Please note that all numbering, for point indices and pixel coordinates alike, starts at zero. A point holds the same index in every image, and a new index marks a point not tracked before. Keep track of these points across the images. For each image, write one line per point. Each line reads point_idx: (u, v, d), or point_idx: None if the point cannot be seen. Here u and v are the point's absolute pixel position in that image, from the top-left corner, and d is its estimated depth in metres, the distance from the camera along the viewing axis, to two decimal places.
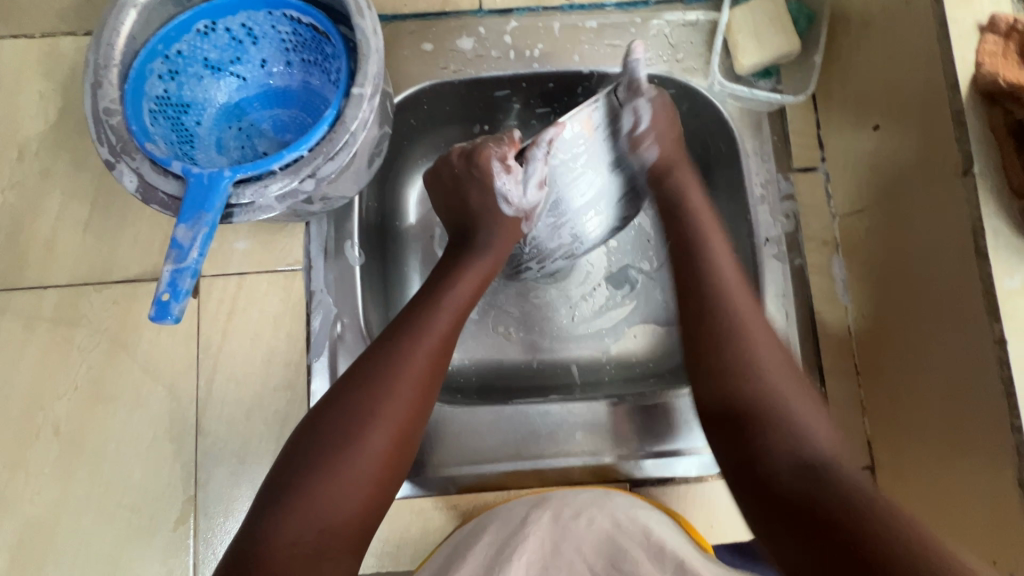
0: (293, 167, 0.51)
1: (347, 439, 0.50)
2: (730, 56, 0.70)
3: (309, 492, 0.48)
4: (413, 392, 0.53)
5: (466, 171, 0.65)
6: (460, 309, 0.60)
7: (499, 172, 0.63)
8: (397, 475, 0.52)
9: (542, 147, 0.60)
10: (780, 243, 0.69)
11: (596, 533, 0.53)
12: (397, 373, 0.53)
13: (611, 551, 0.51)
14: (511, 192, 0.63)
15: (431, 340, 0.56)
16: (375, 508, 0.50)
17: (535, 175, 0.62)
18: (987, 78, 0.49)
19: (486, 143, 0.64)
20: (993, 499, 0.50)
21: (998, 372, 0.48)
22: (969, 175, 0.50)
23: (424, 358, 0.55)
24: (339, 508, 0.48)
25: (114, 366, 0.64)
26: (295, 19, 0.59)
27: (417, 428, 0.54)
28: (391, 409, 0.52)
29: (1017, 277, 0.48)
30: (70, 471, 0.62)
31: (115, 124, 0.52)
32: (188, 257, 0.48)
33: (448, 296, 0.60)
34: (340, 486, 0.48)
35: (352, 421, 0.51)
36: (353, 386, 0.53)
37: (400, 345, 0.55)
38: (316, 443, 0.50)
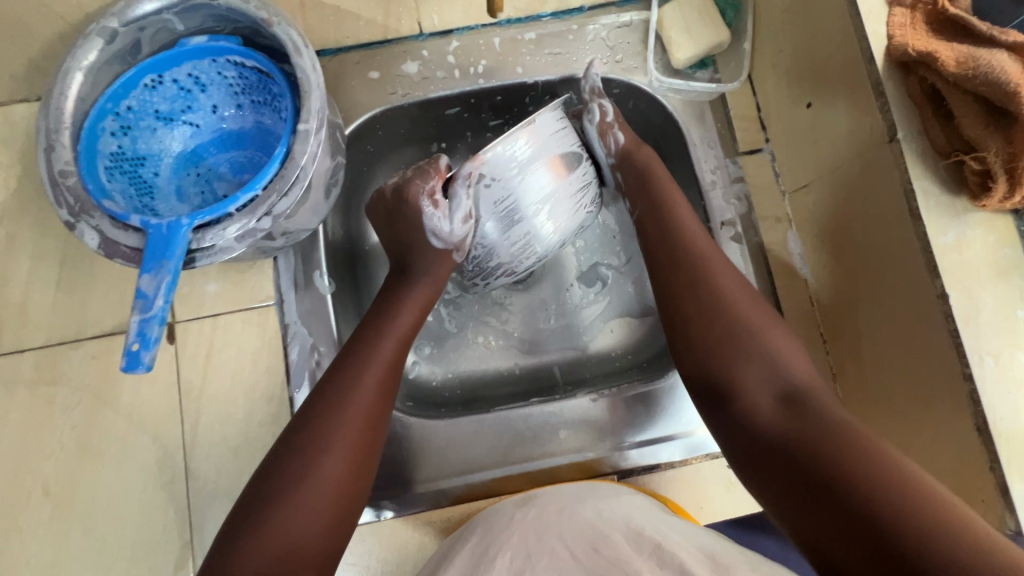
0: (249, 207, 0.53)
1: (300, 471, 0.50)
2: (665, 51, 0.73)
3: (264, 528, 0.47)
4: (360, 420, 0.54)
5: (399, 209, 0.64)
6: (405, 331, 0.61)
7: (428, 208, 0.61)
8: (356, 503, 0.52)
9: (462, 181, 0.59)
10: (735, 224, 0.71)
11: (580, 520, 0.53)
12: (347, 403, 0.54)
13: (593, 535, 0.50)
14: (439, 225, 0.61)
15: (376, 364, 0.57)
16: (334, 535, 0.50)
17: (461, 207, 0.60)
18: (898, 49, 0.52)
19: (414, 181, 0.63)
20: (957, 448, 0.52)
21: (944, 324, 0.50)
22: (895, 141, 0.53)
23: (370, 384, 0.56)
24: (297, 538, 0.48)
25: (97, 421, 0.65)
26: (239, 63, 0.61)
27: (370, 452, 0.54)
28: (341, 437, 0.53)
29: (949, 233, 0.51)
30: (63, 529, 0.63)
31: (71, 185, 0.53)
32: (154, 306, 0.49)
33: (389, 321, 0.61)
34: (296, 517, 0.48)
35: (306, 453, 0.51)
36: (302, 420, 0.53)
37: (347, 373, 0.56)
38: (270, 478, 0.50)
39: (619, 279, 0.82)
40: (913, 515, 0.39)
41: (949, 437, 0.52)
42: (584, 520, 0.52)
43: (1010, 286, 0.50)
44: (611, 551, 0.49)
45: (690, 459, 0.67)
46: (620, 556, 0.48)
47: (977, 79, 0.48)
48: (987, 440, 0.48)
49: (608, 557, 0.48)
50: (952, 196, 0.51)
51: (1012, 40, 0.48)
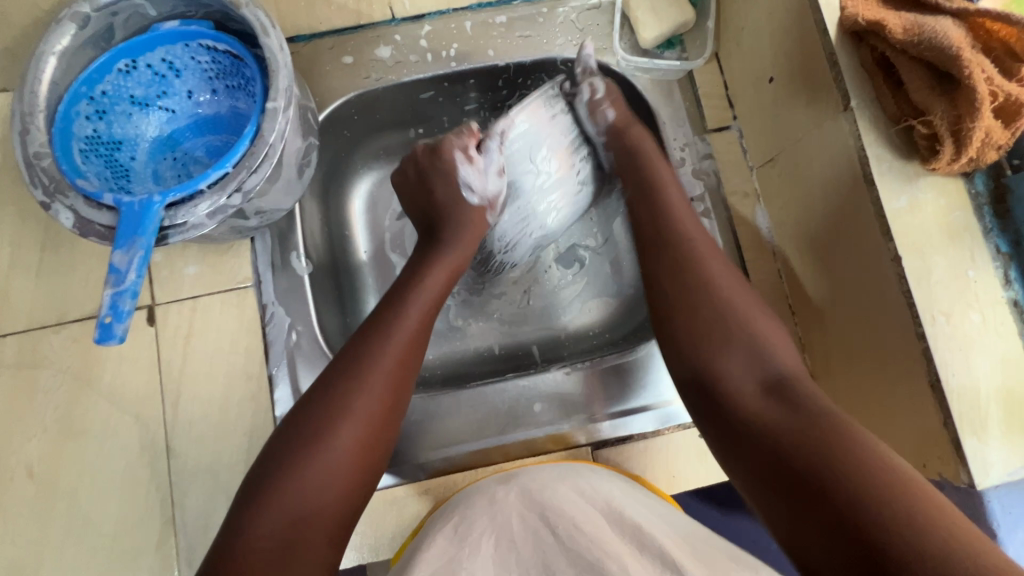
0: (219, 184, 0.54)
1: (316, 434, 0.51)
2: (633, 32, 0.74)
3: (280, 487, 0.48)
4: (382, 386, 0.55)
5: (432, 166, 0.69)
6: (426, 304, 0.62)
7: (461, 162, 0.67)
8: (369, 474, 0.53)
9: (497, 138, 0.67)
10: (704, 200, 0.72)
11: (564, 499, 0.56)
12: (366, 369, 0.55)
13: (574, 518, 0.54)
14: (475, 180, 0.67)
15: (399, 338, 0.58)
16: (351, 497, 0.51)
17: (493, 163, 0.68)
18: (850, 20, 0.53)
19: (448, 139, 0.68)
20: (914, 407, 0.53)
21: (898, 285, 0.52)
22: (849, 110, 0.54)
23: (390, 358, 0.56)
24: (313, 498, 0.49)
25: (80, 402, 0.66)
26: (211, 48, 0.63)
27: (387, 426, 0.55)
28: (361, 406, 0.53)
29: (901, 197, 0.52)
30: (47, 509, 0.64)
31: (46, 167, 0.54)
32: (127, 279, 0.50)
33: (413, 292, 0.62)
34: (314, 478, 0.49)
35: (323, 416, 0.52)
36: (324, 386, 0.54)
37: (370, 342, 0.57)
38: (287, 440, 0.51)
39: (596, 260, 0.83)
40: (878, 484, 0.39)
41: (906, 396, 0.54)
42: (565, 503, 0.56)
43: (962, 248, 0.51)
44: (592, 532, 0.52)
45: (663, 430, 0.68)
46: (599, 537, 0.52)
47: (923, 45, 0.49)
48: (941, 397, 0.50)
49: (587, 537, 0.52)
50: (904, 162, 0.53)
51: (957, 8, 0.49)
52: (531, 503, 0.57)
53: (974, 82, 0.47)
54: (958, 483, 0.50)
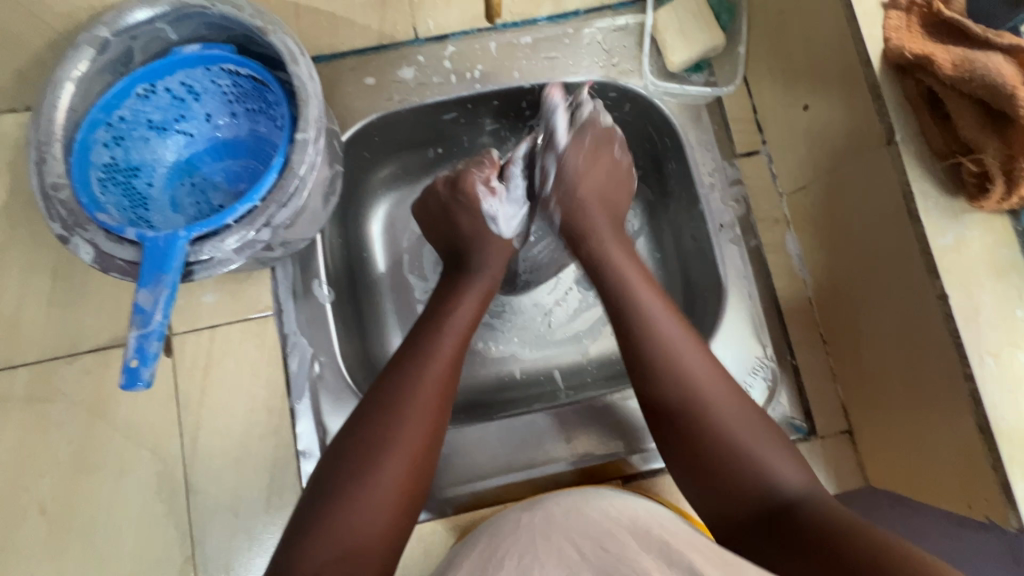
0: (248, 218, 0.52)
1: (361, 468, 0.51)
2: (661, 55, 0.73)
3: (329, 522, 0.48)
4: (424, 418, 0.54)
5: (453, 199, 0.67)
6: (461, 330, 0.61)
7: (485, 196, 0.66)
8: (413, 507, 0.53)
9: (517, 164, 0.68)
10: (734, 227, 0.71)
11: (585, 520, 0.51)
12: (407, 400, 0.54)
13: (598, 533, 0.49)
14: (499, 212, 0.67)
15: (437, 366, 0.57)
16: (398, 531, 0.51)
17: (517, 189, 0.68)
18: (895, 53, 0.52)
19: (469, 170, 0.67)
20: (961, 448, 0.52)
21: (945, 325, 0.51)
22: (893, 143, 0.53)
23: (430, 387, 0.56)
24: (361, 533, 0.49)
25: (94, 436, 0.64)
26: (233, 72, 0.60)
27: (429, 458, 0.54)
28: (404, 439, 0.53)
29: (948, 235, 0.51)
30: (61, 548, 0.62)
31: (65, 199, 0.52)
32: (152, 320, 0.48)
33: (448, 319, 0.61)
34: (361, 511, 0.49)
35: (368, 449, 0.52)
36: (366, 417, 0.54)
37: (409, 371, 0.56)
38: (333, 473, 0.51)
39: None
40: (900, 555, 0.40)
41: (949, 435, 0.53)
42: (592, 520, 0.50)
43: (1010, 286, 0.50)
44: (619, 550, 0.48)
45: None
46: (625, 553, 0.47)
47: (974, 82, 0.48)
48: (990, 440, 0.49)
49: (615, 555, 0.47)
50: (950, 198, 0.52)
51: (1008, 43, 0.49)
52: (556, 523, 0.51)
53: None
54: (1006, 527, 0.49)
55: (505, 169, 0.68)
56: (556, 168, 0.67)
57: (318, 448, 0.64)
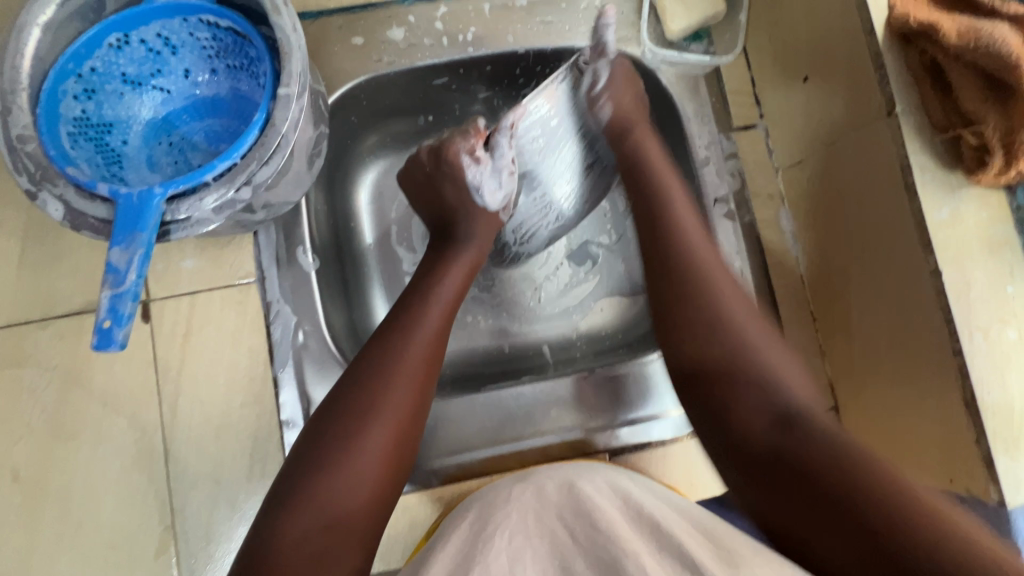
0: (227, 176, 0.50)
1: (342, 440, 0.50)
2: (659, 22, 0.71)
3: (312, 492, 0.48)
4: (407, 390, 0.53)
5: (438, 170, 0.65)
6: (447, 301, 0.60)
7: (468, 165, 0.64)
8: (397, 475, 0.52)
9: (506, 135, 0.61)
10: (728, 201, 0.70)
11: (577, 497, 0.51)
12: (389, 372, 0.53)
13: (588, 511, 0.49)
14: (483, 182, 0.64)
15: (422, 335, 0.56)
16: (380, 503, 0.50)
17: (503, 161, 0.63)
18: (899, 20, 0.51)
19: (452, 139, 0.65)
20: (947, 423, 0.52)
21: (936, 300, 0.51)
22: (893, 115, 0.52)
23: (415, 355, 0.55)
24: (343, 504, 0.48)
25: (69, 404, 0.62)
26: (212, 24, 0.57)
27: (413, 427, 0.53)
28: (388, 406, 0.52)
29: (944, 209, 0.51)
30: (36, 516, 0.60)
31: (32, 151, 0.49)
32: (127, 280, 0.46)
33: (433, 291, 0.60)
34: (341, 482, 0.48)
35: (350, 421, 0.51)
36: (347, 390, 0.53)
37: (391, 344, 0.55)
38: (315, 446, 0.50)
39: (609, 258, 0.80)
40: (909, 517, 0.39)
41: (935, 410, 0.53)
42: (586, 499, 0.50)
43: (1003, 262, 0.50)
44: (608, 527, 0.47)
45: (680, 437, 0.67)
46: (616, 534, 0.46)
47: (979, 51, 0.47)
48: (975, 415, 0.49)
49: (604, 534, 0.47)
50: (948, 172, 0.51)
51: (1015, 12, 0.48)
52: (549, 504, 0.52)
53: None
54: (986, 500, 0.50)
55: (491, 138, 0.62)
56: (546, 135, 0.63)
57: (301, 418, 0.63)
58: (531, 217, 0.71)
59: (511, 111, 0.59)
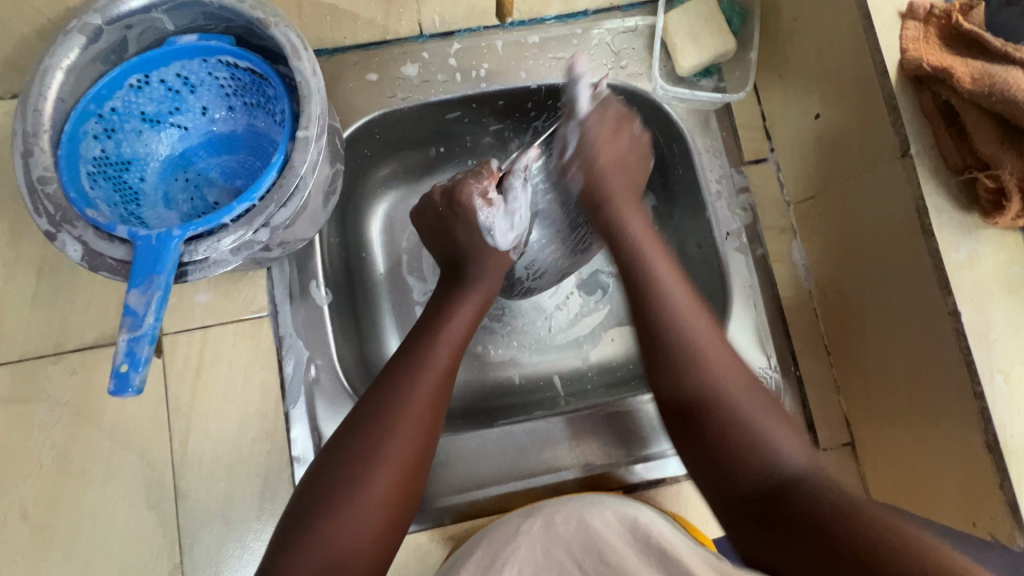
0: (245, 218, 0.50)
1: (350, 480, 0.49)
2: (670, 58, 0.72)
3: (324, 536, 0.47)
4: (416, 429, 0.53)
5: (450, 211, 0.65)
6: (457, 338, 0.60)
7: (481, 207, 0.64)
8: (406, 516, 0.52)
9: (519, 175, 0.66)
10: (740, 235, 0.70)
11: (587, 529, 0.52)
12: (400, 412, 0.53)
13: (599, 545, 0.51)
14: (497, 222, 0.65)
15: (433, 374, 0.56)
16: (387, 542, 0.50)
17: (516, 203, 0.66)
18: (913, 64, 0.51)
19: (466, 180, 0.65)
20: (969, 466, 0.51)
21: (956, 342, 0.50)
22: (908, 156, 0.52)
23: (427, 394, 0.55)
24: (350, 545, 0.48)
25: (80, 439, 0.61)
26: (231, 64, 0.58)
27: (423, 467, 0.53)
28: (399, 447, 0.51)
29: (961, 250, 0.50)
30: (42, 556, 0.59)
31: (52, 193, 0.50)
32: (144, 323, 0.46)
33: (445, 328, 0.60)
34: (352, 527, 0.48)
35: (359, 461, 0.50)
36: (354, 428, 0.52)
37: (400, 381, 0.55)
38: (322, 485, 0.50)
39: (619, 287, 0.80)
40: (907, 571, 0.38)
41: (955, 451, 0.53)
42: (596, 532, 0.52)
43: (1021, 304, 0.50)
44: (618, 562, 0.49)
45: None
46: (626, 568, 0.49)
47: (993, 97, 0.48)
48: (999, 460, 0.48)
49: (615, 569, 0.49)
50: (964, 214, 0.51)
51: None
52: (558, 538, 0.53)
53: None
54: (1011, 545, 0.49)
55: (505, 181, 0.66)
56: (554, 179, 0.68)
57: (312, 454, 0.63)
58: (545, 258, 0.71)
59: (522, 156, 0.66)
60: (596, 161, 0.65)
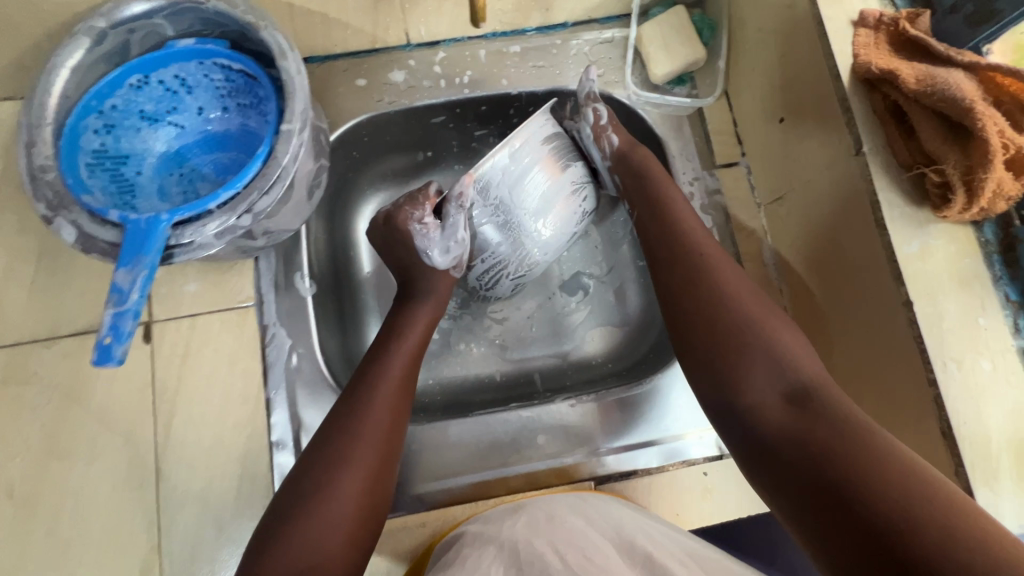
0: (230, 204, 0.53)
1: (318, 484, 0.50)
2: (645, 67, 0.76)
3: (291, 541, 0.47)
4: (377, 434, 0.54)
5: (389, 234, 0.68)
6: (411, 350, 0.62)
7: (418, 229, 0.66)
8: (371, 525, 0.52)
9: (458, 202, 0.63)
10: (712, 235, 0.73)
11: (569, 526, 0.53)
12: (360, 418, 0.54)
13: (582, 546, 0.50)
14: (433, 245, 0.66)
15: (390, 385, 0.58)
16: (355, 548, 0.50)
17: (457, 226, 0.65)
18: (863, 67, 0.54)
19: (402, 209, 0.67)
20: (928, 454, 0.52)
21: (910, 331, 0.52)
22: (861, 154, 0.55)
23: (384, 402, 0.56)
24: (323, 551, 0.47)
25: (68, 420, 0.64)
26: (226, 66, 0.62)
27: (386, 475, 0.54)
28: (361, 454, 0.52)
29: (913, 243, 0.52)
30: (25, 533, 0.61)
31: (51, 180, 0.53)
32: (129, 298, 0.49)
33: (400, 341, 0.62)
34: (321, 531, 0.48)
35: (326, 466, 0.51)
36: (321, 442, 0.53)
37: (362, 391, 0.57)
38: (294, 492, 0.50)
39: (600, 289, 0.83)
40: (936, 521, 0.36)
41: (919, 443, 0.53)
42: (576, 531, 0.52)
43: (972, 294, 0.51)
44: (603, 562, 0.48)
45: (667, 465, 0.67)
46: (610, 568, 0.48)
47: (935, 96, 0.50)
48: (953, 446, 0.49)
49: (599, 565, 0.48)
50: (915, 208, 0.53)
51: (967, 61, 0.51)
52: (539, 531, 0.53)
53: (986, 134, 0.48)
54: None
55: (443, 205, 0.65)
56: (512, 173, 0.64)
57: (292, 440, 0.65)
58: (508, 255, 0.68)
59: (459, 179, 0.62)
60: (564, 195, 0.67)
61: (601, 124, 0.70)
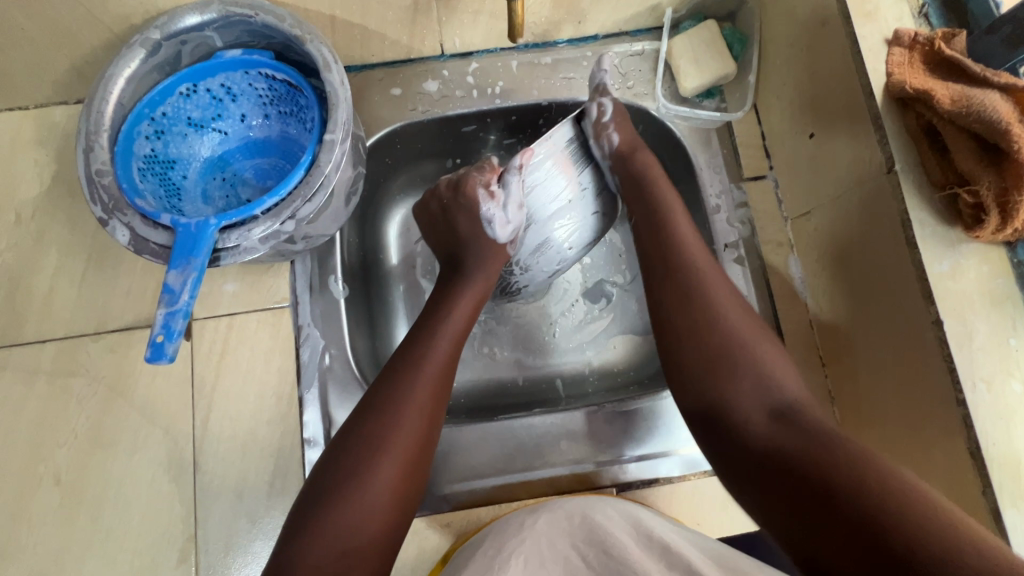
0: (274, 211, 0.55)
1: (358, 467, 0.52)
2: (674, 80, 0.76)
3: (329, 523, 0.49)
4: (416, 418, 0.56)
5: (454, 201, 0.70)
6: (454, 333, 0.63)
7: (484, 199, 0.67)
8: (406, 507, 0.54)
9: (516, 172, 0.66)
10: (738, 247, 0.73)
11: (588, 521, 0.53)
12: (403, 403, 0.56)
13: (601, 538, 0.50)
14: (496, 216, 0.67)
15: (432, 367, 0.59)
16: (390, 530, 0.52)
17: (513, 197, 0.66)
18: (897, 86, 0.54)
19: (470, 174, 0.69)
20: (955, 473, 0.52)
21: (939, 350, 0.52)
22: (893, 172, 0.55)
23: (427, 385, 0.58)
24: (358, 534, 0.50)
25: (112, 412, 0.67)
26: (269, 76, 0.64)
27: (424, 460, 0.56)
28: (400, 439, 0.54)
29: (944, 263, 0.53)
30: (70, 519, 0.64)
31: (107, 185, 0.56)
32: (180, 299, 0.51)
33: (442, 324, 0.63)
34: (357, 515, 0.50)
35: (365, 451, 0.53)
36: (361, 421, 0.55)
37: (404, 375, 0.58)
38: (331, 474, 0.52)
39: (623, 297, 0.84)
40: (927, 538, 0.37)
41: (946, 461, 0.53)
42: (597, 525, 0.52)
43: (1005, 315, 0.51)
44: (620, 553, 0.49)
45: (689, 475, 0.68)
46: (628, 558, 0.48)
47: (971, 116, 0.51)
48: (981, 466, 0.49)
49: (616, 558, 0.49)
50: (948, 228, 0.53)
51: (1006, 81, 0.51)
52: (560, 529, 0.53)
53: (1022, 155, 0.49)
54: None
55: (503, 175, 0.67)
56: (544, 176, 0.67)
57: (323, 438, 0.66)
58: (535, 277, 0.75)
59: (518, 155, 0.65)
60: (549, 211, 0.68)
61: (604, 121, 0.70)
